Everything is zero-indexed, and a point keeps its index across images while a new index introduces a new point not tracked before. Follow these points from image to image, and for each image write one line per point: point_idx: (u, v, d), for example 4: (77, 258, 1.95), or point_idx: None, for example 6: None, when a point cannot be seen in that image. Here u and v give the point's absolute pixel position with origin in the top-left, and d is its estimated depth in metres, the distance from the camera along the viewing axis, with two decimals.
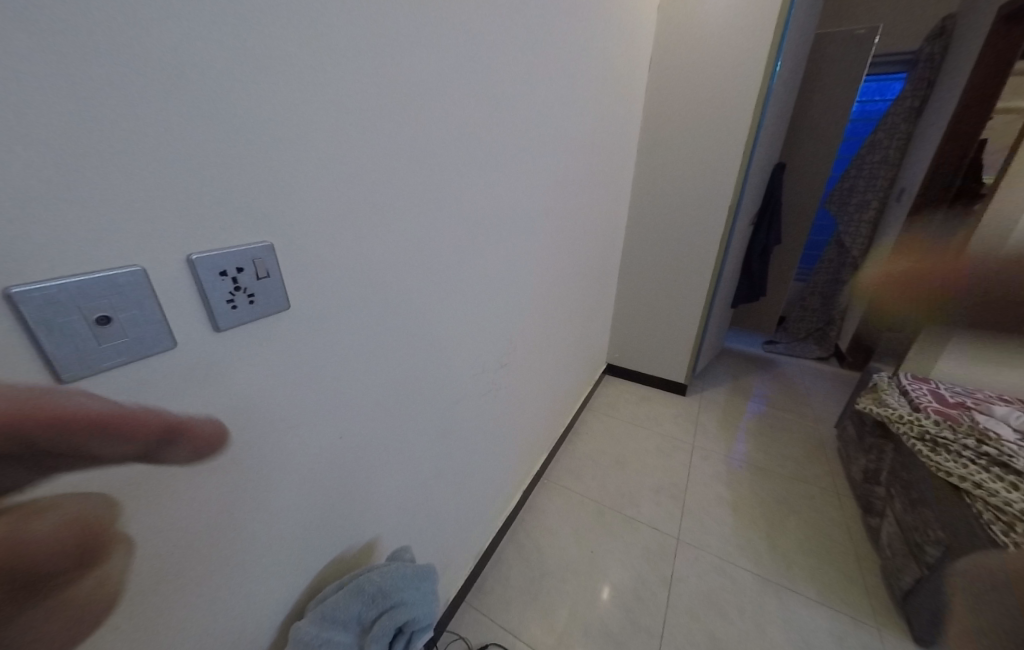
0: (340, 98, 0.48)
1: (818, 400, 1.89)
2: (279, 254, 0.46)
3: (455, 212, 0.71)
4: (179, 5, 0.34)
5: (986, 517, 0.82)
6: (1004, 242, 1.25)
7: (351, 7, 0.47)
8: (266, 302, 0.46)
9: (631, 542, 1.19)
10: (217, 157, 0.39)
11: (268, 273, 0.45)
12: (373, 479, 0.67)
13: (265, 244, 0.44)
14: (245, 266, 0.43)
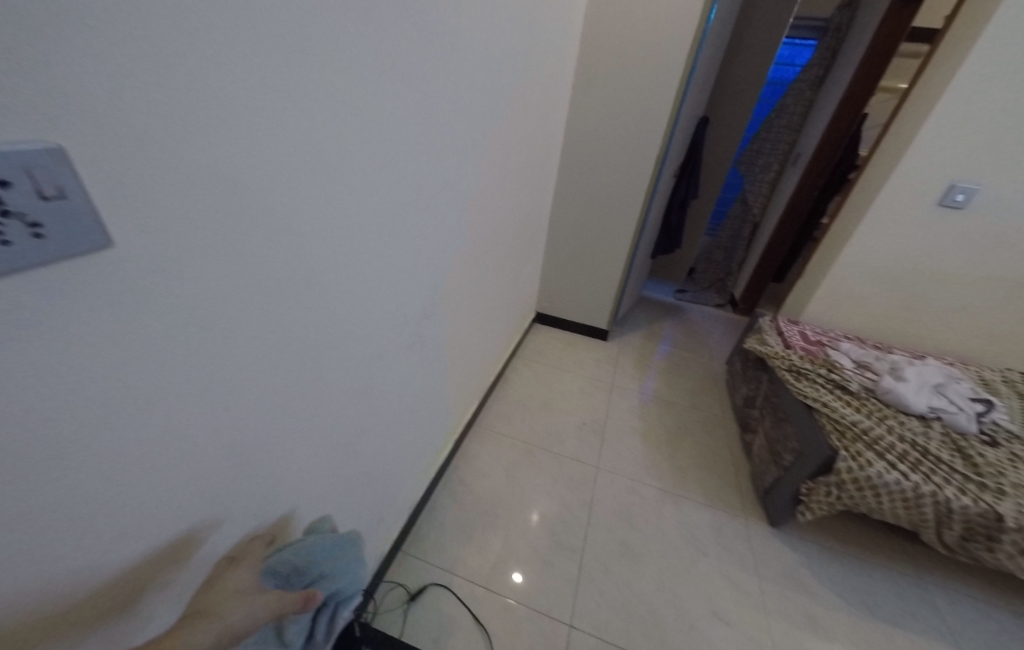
0: (287, 24, 0.45)
1: (714, 341, 2.22)
2: (79, 165, 0.32)
3: (395, 160, 0.69)
4: None
5: (828, 428, 1.10)
6: (870, 204, 1.48)
7: None
8: (67, 235, 0.32)
9: (556, 475, 1.35)
10: (100, 71, 0.32)
11: (63, 191, 0.32)
12: (315, 438, 0.68)
13: (46, 149, 0.30)
14: (12, 179, 0.29)
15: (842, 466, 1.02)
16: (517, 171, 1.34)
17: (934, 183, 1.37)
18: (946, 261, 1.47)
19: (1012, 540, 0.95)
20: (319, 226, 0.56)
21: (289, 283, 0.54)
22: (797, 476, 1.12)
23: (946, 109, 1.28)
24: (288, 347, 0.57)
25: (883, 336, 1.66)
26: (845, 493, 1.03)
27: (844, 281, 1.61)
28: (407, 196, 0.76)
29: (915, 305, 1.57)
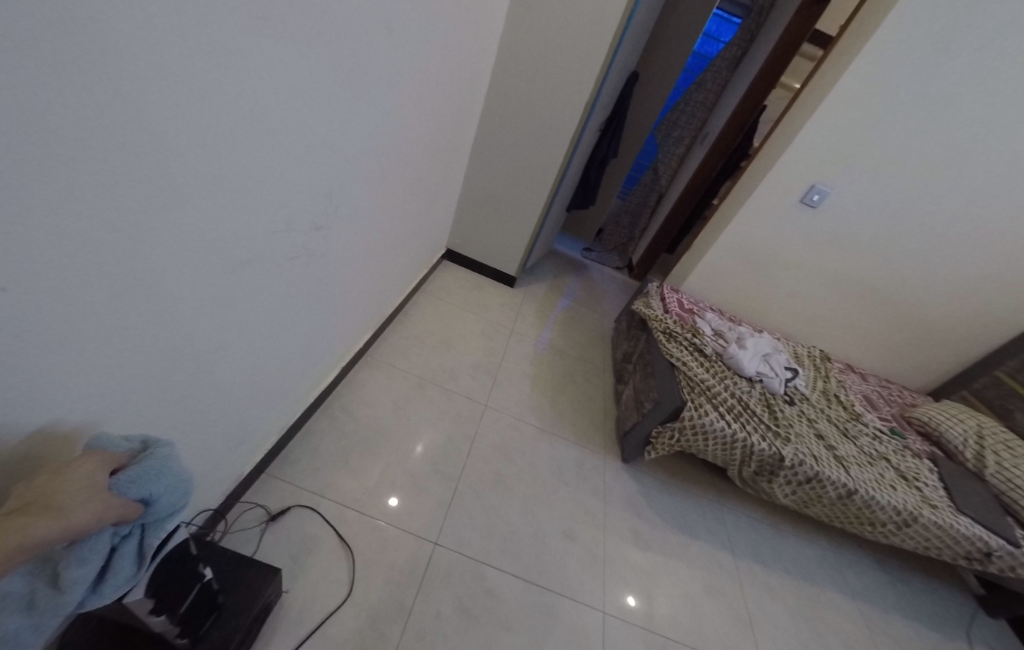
0: None
1: (609, 300, 2.39)
2: None
3: (275, 29, 0.57)
4: None
5: (682, 383, 1.28)
6: (753, 193, 1.65)
7: None
8: None
9: (444, 410, 1.38)
10: None
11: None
12: (159, 346, 0.60)
13: None
14: None
15: (686, 414, 1.21)
16: (440, 85, 1.21)
17: (802, 182, 1.57)
18: (796, 253, 1.74)
19: (785, 475, 1.23)
20: (148, 84, 0.45)
21: (99, 147, 0.43)
22: (650, 421, 1.30)
23: (829, 114, 1.44)
24: (104, 231, 0.46)
25: (740, 311, 1.94)
26: (683, 435, 1.23)
27: (721, 258, 1.82)
28: (297, 80, 0.64)
29: (768, 287, 1.85)
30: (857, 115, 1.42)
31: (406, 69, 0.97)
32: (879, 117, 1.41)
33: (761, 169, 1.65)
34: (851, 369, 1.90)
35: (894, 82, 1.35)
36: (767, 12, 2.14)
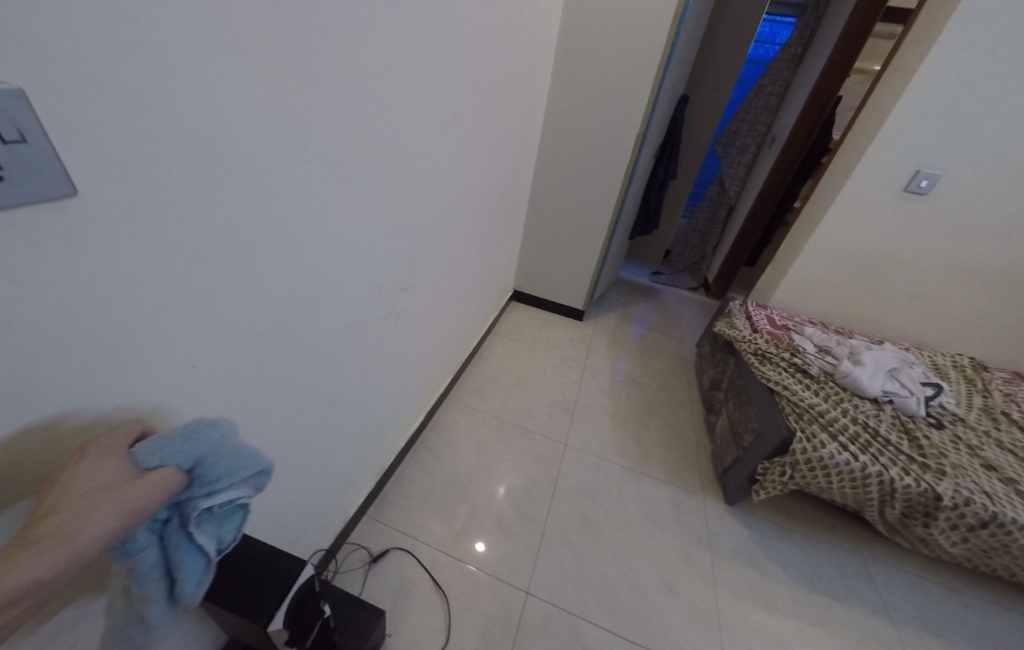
0: None
1: (687, 323, 2.25)
2: (38, 108, 0.34)
3: (348, 114, 0.64)
4: None
5: (786, 410, 1.13)
6: (842, 188, 1.48)
7: None
8: (31, 182, 0.34)
9: (525, 450, 1.35)
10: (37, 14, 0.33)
11: (19, 136, 0.33)
12: (267, 400, 0.66)
13: (12, 91, 0.32)
14: None
15: (797, 447, 1.06)
16: (496, 137, 1.28)
17: (900, 169, 1.39)
18: (908, 247, 1.51)
19: (947, 518, 1.01)
20: (243, 176, 0.52)
21: (215, 235, 0.50)
22: (755, 456, 1.15)
23: (922, 92, 1.28)
24: (218, 300, 0.53)
25: (846, 321, 1.71)
26: (798, 472, 1.07)
27: (813, 264, 1.64)
28: (368, 152, 0.72)
29: (876, 290, 1.62)
30: (961, 86, 1.24)
31: (463, 128, 1.04)
32: (991, 83, 1.22)
33: (846, 163, 1.49)
34: (1014, 378, 1.54)
35: (1004, 40, 1.17)
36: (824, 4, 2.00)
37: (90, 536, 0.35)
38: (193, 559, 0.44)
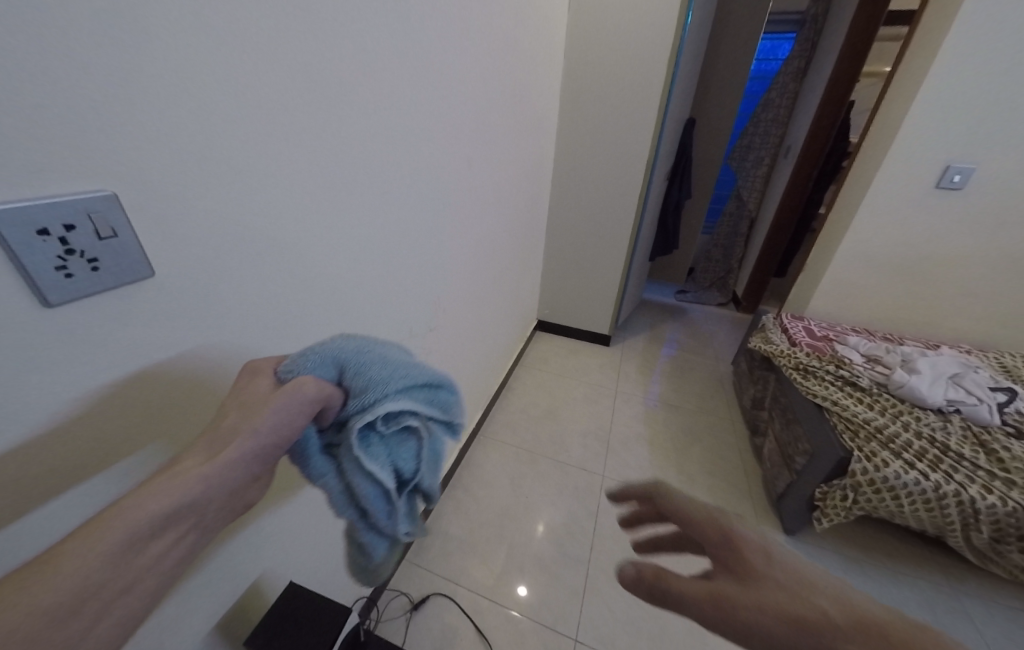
0: (259, 35, 0.47)
1: (719, 341, 2.17)
2: (126, 207, 0.38)
3: (370, 172, 0.68)
4: None
5: (839, 427, 1.05)
6: (868, 191, 1.44)
7: None
8: (117, 269, 0.38)
9: (562, 484, 1.31)
10: (125, 127, 0.37)
11: (113, 231, 0.38)
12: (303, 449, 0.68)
13: (105, 194, 0.37)
14: (77, 222, 0.35)
15: (857, 467, 0.98)
16: (511, 177, 1.33)
17: (930, 166, 1.34)
18: (950, 244, 1.43)
19: None
20: (282, 240, 0.55)
21: (258, 298, 0.53)
22: (811, 479, 1.07)
23: (941, 88, 1.25)
24: (263, 356, 0.56)
25: (894, 326, 1.60)
26: (862, 495, 0.98)
27: (848, 271, 1.57)
28: (389, 205, 0.76)
29: (921, 292, 1.53)
30: (984, 78, 1.21)
31: (477, 174, 1.08)
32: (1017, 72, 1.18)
33: (869, 165, 1.45)
34: None
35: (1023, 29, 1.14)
36: (823, 17, 2.03)
37: (235, 451, 0.35)
38: (373, 482, 0.40)
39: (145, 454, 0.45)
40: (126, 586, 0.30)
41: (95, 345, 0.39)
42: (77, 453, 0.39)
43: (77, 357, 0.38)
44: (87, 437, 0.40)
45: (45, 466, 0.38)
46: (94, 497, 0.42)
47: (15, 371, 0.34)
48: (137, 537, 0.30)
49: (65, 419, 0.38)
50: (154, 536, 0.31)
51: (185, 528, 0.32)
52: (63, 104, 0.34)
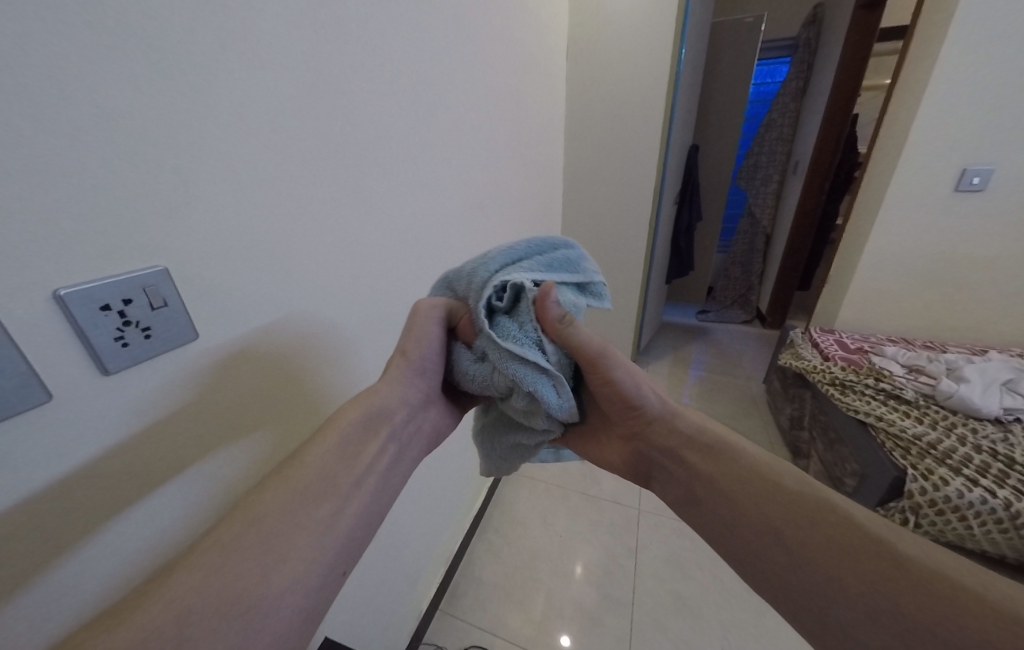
0: (279, 120, 0.53)
1: (748, 360, 2.11)
2: (176, 279, 0.45)
3: (383, 224, 0.73)
4: (112, 95, 0.39)
5: (889, 445, 0.99)
6: (882, 199, 1.42)
7: (260, 39, 0.49)
8: (166, 334, 0.44)
9: (596, 521, 1.26)
10: (169, 213, 0.44)
11: (164, 302, 0.44)
12: None
13: (159, 269, 0.43)
14: (134, 296, 0.42)
15: (914, 487, 0.90)
16: (522, 215, 1.36)
17: (943, 170, 1.32)
18: (980, 244, 1.38)
19: None
20: (301, 293, 0.59)
21: (288, 352, 0.58)
22: (864, 503, 1.00)
23: (942, 94, 1.25)
24: (290, 404, 0.60)
25: (934, 333, 1.53)
26: (925, 519, 0.90)
27: (874, 279, 1.52)
28: (406, 254, 0.79)
29: (957, 295, 1.46)
30: (985, 80, 1.21)
31: (488, 215, 1.11)
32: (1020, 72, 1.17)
33: (880, 174, 1.44)
34: None
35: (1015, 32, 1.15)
36: (816, 40, 2.11)
37: (400, 372, 0.55)
38: (525, 360, 0.48)
39: (190, 503, 0.48)
40: (353, 479, 0.48)
41: (147, 405, 0.44)
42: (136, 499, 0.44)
43: (130, 416, 0.43)
44: (149, 482, 0.45)
45: (107, 513, 0.42)
46: (148, 543, 0.45)
47: (80, 432, 0.40)
48: (351, 438, 0.50)
49: (121, 476, 0.43)
50: (361, 439, 0.50)
51: (378, 437, 0.52)
52: (120, 201, 0.40)
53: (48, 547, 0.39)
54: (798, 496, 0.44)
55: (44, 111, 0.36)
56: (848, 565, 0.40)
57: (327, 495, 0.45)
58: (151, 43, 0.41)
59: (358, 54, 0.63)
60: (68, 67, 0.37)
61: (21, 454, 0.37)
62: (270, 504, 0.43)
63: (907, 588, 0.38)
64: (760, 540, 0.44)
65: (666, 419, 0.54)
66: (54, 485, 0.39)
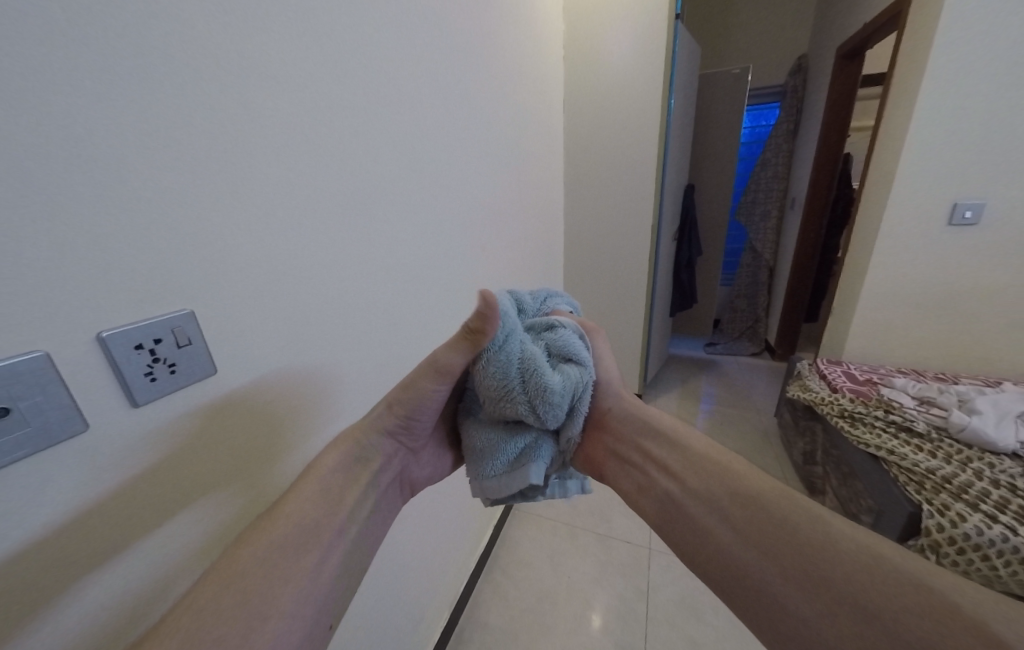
0: (296, 177, 0.59)
1: (759, 393, 2.07)
2: (200, 320, 0.50)
3: (387, 261, 0.78)
4: (157, 164, 0.45)
5: (902, 479, 0.97)
6: (881, 233, 1.44)
7: (282, 107, 0.56)
8: (189, 369, 0.49)
9: (605, 560, 1.22)
10: (197, 261, 0.49)
11: (190, 340, 0.49)
12: None
13: (185, 313, 0.48)
14: (164, 336, 0.46)
15: (931, 523, 0.87)
16: (525, 252, 1.41)
17: (937, 206, 1.35)
18: (985, 275, 1.38)
19: None
20: (311, 328, 0.64)
21: (297, 383, 0.62)
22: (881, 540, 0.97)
23: (928, 135, 1.30)
24: (297, 435, 0.63)
25: (949, 365, 1.49)
26: (947, 559, 0.85)
27: (879, 310, 1.52)
28: (409, 290, 0.84)
29: (967, 326, 1.44)
30: (967, 121, 1.25)
31: (491, 253, 1.16)
32: (1003, 114, 1.22)
33: (875, 209, 1.47)
34: None
35: (992, 77, 1.20)
36: (803, 87, 2.24)
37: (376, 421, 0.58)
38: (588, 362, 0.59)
39: (199, 526, 0.51)
40: (336, 524, 0.50)
41: (167, 435, 0.48)
42: (152, 521, 0.47)
43: (152, 445, 0.47)
44: (164, 503, 0.48)
45: (124, 535, 0.45)
46: (157, 565, 0.48)
47: (109, 459, 0.43)
48: (329, 483, 0.52)
49: (136, 502, 0.46)
50: (345, 481, 0.53)
51: (359, 479, 0.54)
52: (157, 251, 0.46)
53: (70, 564, 0.42)
54: (742, 478, 0.47)
55: (101, 178, 0.41)
56: (782, 536, 0.42)
57: (311, 542, 0.47)
58: (197, 119, 0.47)
59: (368, 114, 0.70)
60: (125, 142, 0.42)
61: (56, 481, 0.40)
62: (252, 554, 0.44)
63: (830, 558, 0.39)
64: (705, 516, 0.47)
65: (622, 403, 0.60)
66: (82, 509, 0.42)
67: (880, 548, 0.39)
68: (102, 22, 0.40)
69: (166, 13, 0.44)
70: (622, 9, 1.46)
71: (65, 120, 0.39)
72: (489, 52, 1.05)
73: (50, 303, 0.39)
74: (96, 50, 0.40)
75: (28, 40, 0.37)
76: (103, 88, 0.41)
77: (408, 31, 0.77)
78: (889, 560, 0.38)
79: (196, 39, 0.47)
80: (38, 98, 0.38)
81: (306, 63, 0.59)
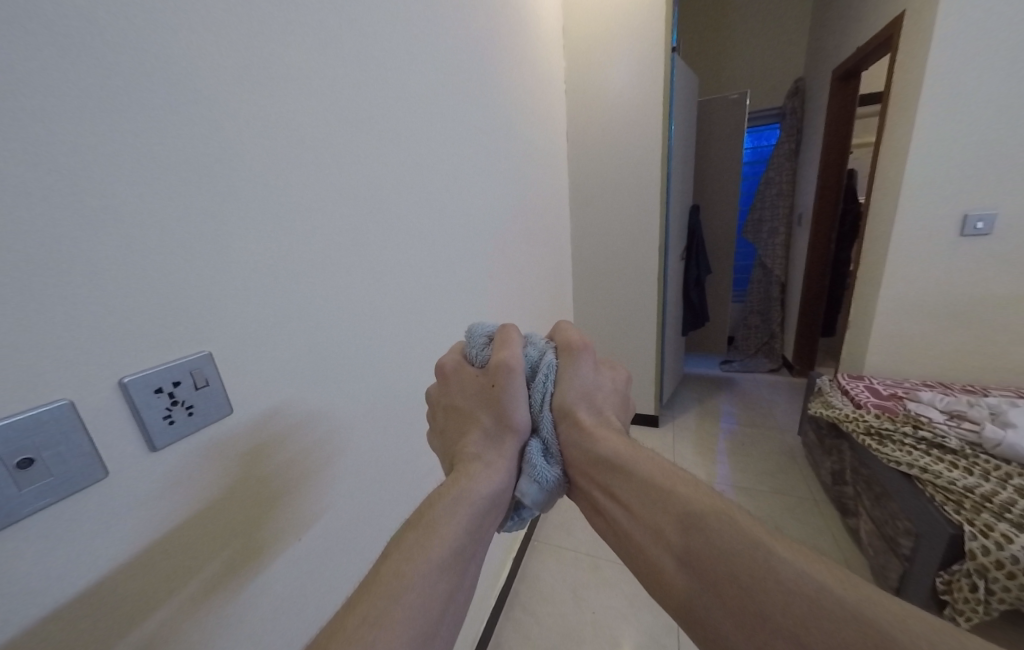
0: (308, 226, 0.62)
1: (779, 410, 2.03)
2: (217, 361, 0.52)
3: (401, 296, 0.80)
4: (180, 224, 0.48)
5: (939, 499, 0.93)
6: (890, 246, 1.43)
7: (298, 164, 0.60)
8: (206, 410, 0.50)
9: (629, 593, 1.18)
10: (215, 312, 0.51)
11: (207, 381, 0.50)
12: (345, 563, 0.71)
13: (203, 354, 0.50)
14: (182, 379, 0.48)
15: (975, 546, 0.83)
16: (535, 275, 1.43)
17: (946, 218, 1.34)
18: (1002, 283, 1.35)
19: None
20: (326, 369, 0.65)
21: (314, 421, 0.63)
22: (926, 566, 0.92)
23: (926, 148, 1.31)
24: (305, 475, 0.63)
25: (975, 377, 1.44)
26: (998, 584, 0.80)
27: (898, 322, 1.49)
28: (422, 322, 0.86)
29: (990, 336, 1.40)
30: (967, 134, 1.26)
31: (501, 284, 1.18)
32: (1003, 126, 1.23)
33: (882, 222, 1.47)
34: None
35: (988, 93, 1.22)
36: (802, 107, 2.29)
37: (512, 447, 0.55)
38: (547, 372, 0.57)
39: (209, 573, 0.51)
40: (471, 555, 0.47)
41: (179, 477, 0.48)
42: (149, 574, 0.46)
43: (159, 492, 0.47)
44: (186, 545, 0.49)
45: (131, 589, 0.45)
46: (177, 606, 0.49)
47: (117, 506, 0.44)
48: (478, 511, 0.49)
49: (155, 548, 0.46)
50: (486, 511, 0.50)
51: (494, 513, 0.51)
52: (175, 303, 0.48)
53: (69, 619, 0.41)
54: (677, 503, 0.46)
55: (130, 238, 0.44)
56: (729, 577, 0.41)
57: (451, 566, 0.45)
58: (216, 180, 0.51)
59: (379, 161, 0.74)
60: (149, 203, 0.45)
61: (72, 530, 0.41)
62: (400, 575, 0.43)
63: (731, 560, 0.41)
64: (650, 544, 0.46)
65: (581, 440, 0.53)
66: (90, 559, 0.42)
67: (824, 579, 0.38)
68: (128, 99, 0.43)
69: (194, 90, 0.48)
70: (618, 41, 1.52)
71: (100, 190, 0.42)
72: (493, 88, 1.09)
73: (78, 357, 0.41)
74: (128, 123, 0.43)
75: (69, 119, 0.40)
76: (126, 153, 0.43)
77: (411, 72, 0.81)
78: (833, 595, 0.37)
79: (219, 111, 0.51)
80: (72, 172, 0.40)
81: (320, 122, 0.63)
